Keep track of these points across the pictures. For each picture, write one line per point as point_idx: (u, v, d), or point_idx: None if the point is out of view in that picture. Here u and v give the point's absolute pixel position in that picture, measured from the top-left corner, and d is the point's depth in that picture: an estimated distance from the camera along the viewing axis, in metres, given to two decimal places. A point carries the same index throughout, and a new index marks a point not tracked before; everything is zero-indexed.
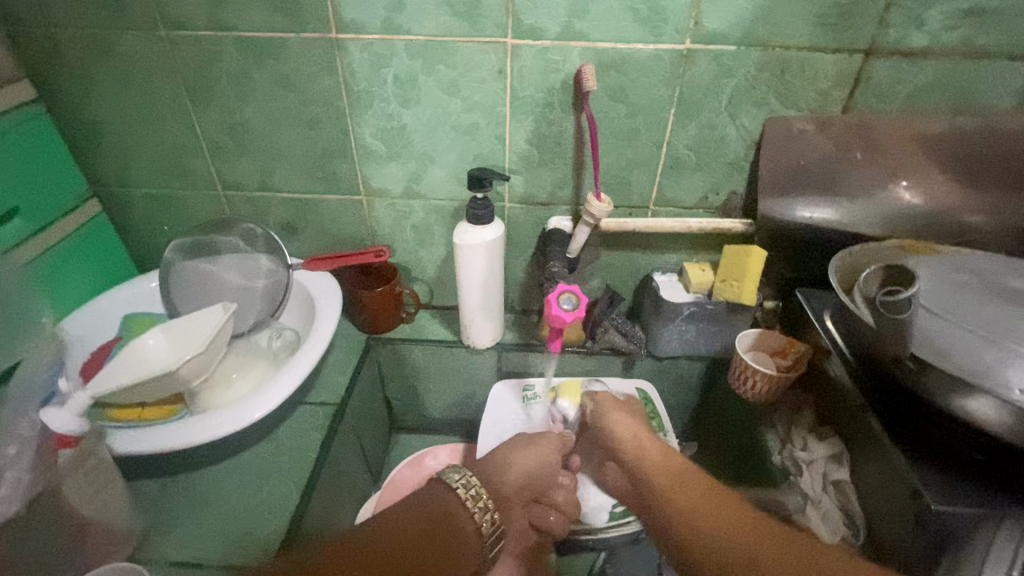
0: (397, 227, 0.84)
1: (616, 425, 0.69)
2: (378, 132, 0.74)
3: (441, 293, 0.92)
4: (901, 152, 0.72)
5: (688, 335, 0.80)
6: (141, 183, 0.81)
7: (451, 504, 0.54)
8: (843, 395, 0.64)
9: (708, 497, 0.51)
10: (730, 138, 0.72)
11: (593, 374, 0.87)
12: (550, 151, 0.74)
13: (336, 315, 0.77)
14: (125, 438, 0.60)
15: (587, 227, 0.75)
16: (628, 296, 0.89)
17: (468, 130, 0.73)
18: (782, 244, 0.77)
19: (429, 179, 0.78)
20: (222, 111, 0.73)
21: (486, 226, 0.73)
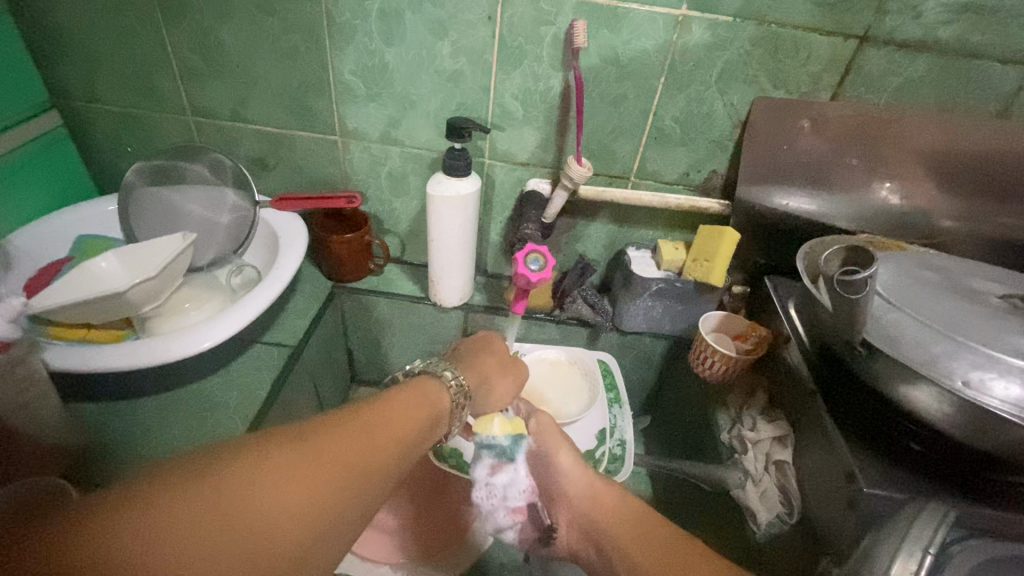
0: (372, 174, 0.81)
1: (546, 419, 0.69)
2: (359, 70, 0.71)
3: (412, 247, 0.90)
4: (883, 148, 0.71)
5: (654, 311, 0.80)
6: (105, 99, 0.77)
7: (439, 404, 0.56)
8: (795, 379, 0.65)
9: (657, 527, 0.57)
10: (718, 115, 0.71)
11: (557, 342, 0.87)
12: (535, 108, 0.72)
13: (300, 257, 0.75)
14: (64, 355, 0.58)
15: (564, 191, 0.73)
16: (601, 268, 0.88)
17: (452, 77, 0.70)
18: (756, 229, 0.77)
19: (408, 126, 0.75)
20: (195, 28, 0.70)
21: (461, 178, 0.71)
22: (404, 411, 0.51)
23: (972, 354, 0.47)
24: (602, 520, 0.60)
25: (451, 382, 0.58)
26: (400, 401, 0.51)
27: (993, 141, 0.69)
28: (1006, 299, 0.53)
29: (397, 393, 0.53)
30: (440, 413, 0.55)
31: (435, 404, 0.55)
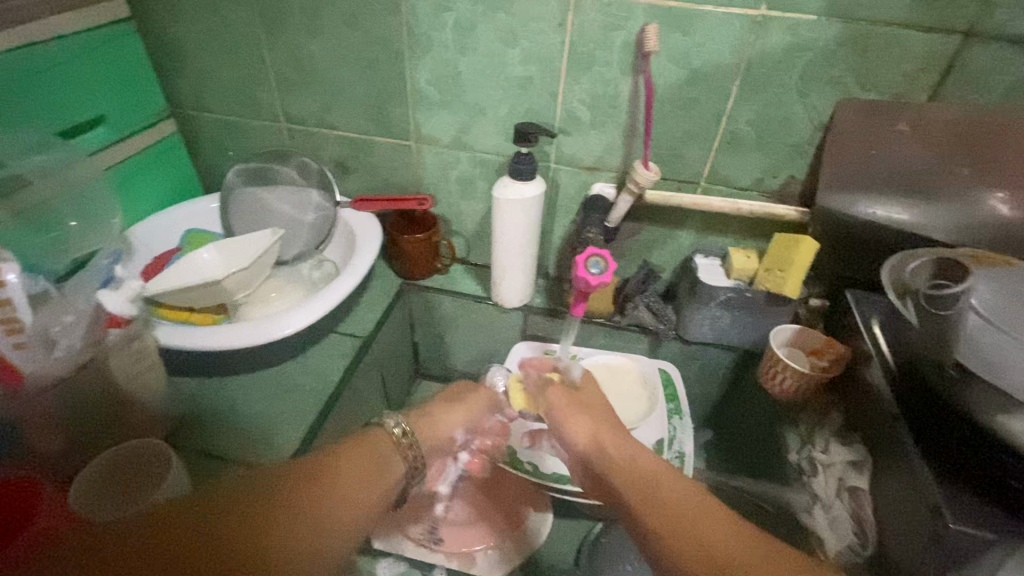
0: (442, 177, 0.85)
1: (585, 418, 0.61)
2: (433, 78, 0.75)
3: (477, 248, 0.93)
4: (994, 153, 0.64)
5: (721, 321, 0.77)
6: (213, 108, 0.86)
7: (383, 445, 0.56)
8: (873, 400, 0.60)
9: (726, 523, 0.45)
10: (797, 118, 0.68)
11: (618, 349, 0.86)
12: (603, 113, 0.72)
13: (373, 253, 0.80)
14: (171, 332, 0.65)
15: (630, 196, 0.73)
16: (666, 275, 0.86)
17: (522, 83, 0.72)
18: (839, 239, 0.71)
19: (478, 131, 0.78)
20: (290, 43, 0.76)
21: (526, 182, 0.73)
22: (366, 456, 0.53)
23: None
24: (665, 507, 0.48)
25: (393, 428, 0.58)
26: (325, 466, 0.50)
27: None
28: None
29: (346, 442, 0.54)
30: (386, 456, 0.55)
31: (381, 456, 0.55)
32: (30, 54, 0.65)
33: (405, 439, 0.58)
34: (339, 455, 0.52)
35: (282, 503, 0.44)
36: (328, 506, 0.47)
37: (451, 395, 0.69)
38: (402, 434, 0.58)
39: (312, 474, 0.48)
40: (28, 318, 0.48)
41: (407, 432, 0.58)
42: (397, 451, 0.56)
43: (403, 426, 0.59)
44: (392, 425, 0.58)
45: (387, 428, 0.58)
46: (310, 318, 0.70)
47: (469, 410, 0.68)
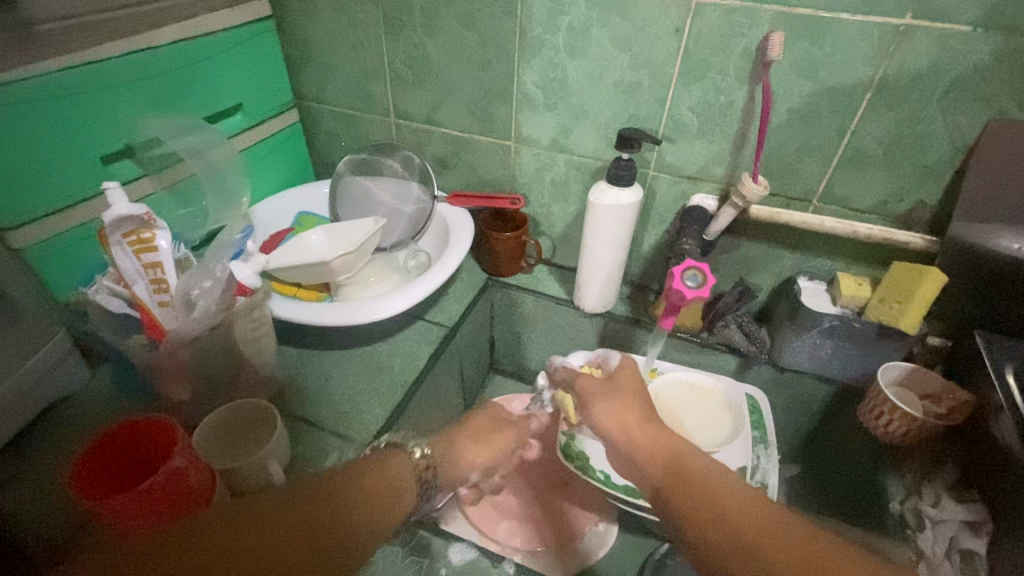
0: (537, 178, 0.86)
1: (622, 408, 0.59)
2: (540, 81, 0.76)
3: (563, 251, 0.93)
4: None
5: (821, 350, 0.72)
6: (332, 102, 0.93)
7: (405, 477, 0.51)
8: (1006, 459, 0.53)
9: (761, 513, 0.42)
10: (935, 137, 0.62)
11: (701, 367, 0.83)
12: (712, 122, 0.70)
13: (466, 247, 0.83)
14: (282, 304, 0.71)
15: (733, 209, 0.70)
16: (762, 296, 0.81)
17: (630, 88, 0.71)
18: (972, 275, 0.65)
19: (578, 134, 0.78)
20: (408, 43, 0.81)
21: (625, 188, 0.72)
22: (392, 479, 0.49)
23: None
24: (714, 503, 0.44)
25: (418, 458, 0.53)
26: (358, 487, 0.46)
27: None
28: None
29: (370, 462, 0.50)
30: (404, 488, 0.50)
31: (401, 484, 0.50)
32: (192, 46, 0.73)
33: (425, 470, 0.53)
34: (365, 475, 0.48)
35: (322, 508, 0.42)
36: (354, 529, 0.43)
37: (481, 429, 0.65)
38: (421, 462, 0.53)
39: (362, 483, 0.47)
40: (173, 282, 0.58)
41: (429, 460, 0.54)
42: (416, 478, 0.52)
43: (426, 455, 0.55)
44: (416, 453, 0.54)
45: (411, 453, 0.53)
46: (401, 306, 0.73)
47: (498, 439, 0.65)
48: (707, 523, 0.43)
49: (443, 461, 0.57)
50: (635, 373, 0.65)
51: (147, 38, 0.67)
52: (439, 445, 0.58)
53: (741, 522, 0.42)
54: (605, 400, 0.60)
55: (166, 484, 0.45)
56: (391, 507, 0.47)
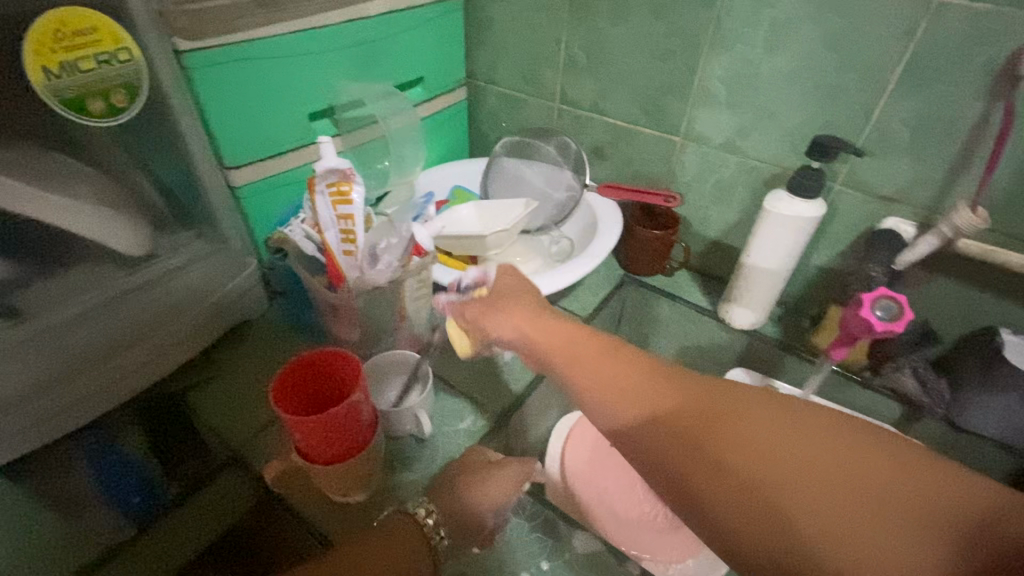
0: (699, 179, 0.82)
1: (500, 313, 0.53)
2: (726, 77, 0.72)
3: (711, 258, 0.89)
4: None
5: (1017, 417, 0.62)
6: (500, 82, 0.95)
7: (412, 532, 0.50)
8: None
9: (676, 390, 0.41)
10: None
11: (852, 406, 0.76)
12: (928, 139, 0.62)
13: (613, 239, 0.82)
14: (439, 270, 0.75)
15: (937, 238, 0.62)
16: (945, 342, 0.72)
17: (832, 92, 0.65)
18: None
19: (757, 137, 0.74)
20: (590, 29, 0.80)
21: (807, 201, 0.67)
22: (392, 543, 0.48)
23: None
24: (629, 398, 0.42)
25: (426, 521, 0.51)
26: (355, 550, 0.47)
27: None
28: None
29: (376, 529, 0.50)
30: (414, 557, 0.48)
31: (409, 550, 0.48)
32: (395, 19, 0.78)
33: (435, 530, 0.50)
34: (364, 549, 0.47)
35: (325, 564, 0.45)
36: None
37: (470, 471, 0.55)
38: (433, 526, 0.51)
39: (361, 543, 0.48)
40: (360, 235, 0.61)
41: (433, 517, 0.51)
42: (426, 546, 0.49)
43: (440, 522, 0.51)
44: (421, 513, 0.51)
45: (416, 517, 0.51)
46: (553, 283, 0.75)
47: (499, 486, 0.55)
48: (640, 416, 0.41)
49: (453, 514, 0.52)
50: (513, 278, 0.57)
51: (362, 9, 0.73)
52: (444, 504, 0.53)
53: (641, 398, 0.41)
54: (496, 313, 0.53)
55: (347, 415, 0.49)
56: None
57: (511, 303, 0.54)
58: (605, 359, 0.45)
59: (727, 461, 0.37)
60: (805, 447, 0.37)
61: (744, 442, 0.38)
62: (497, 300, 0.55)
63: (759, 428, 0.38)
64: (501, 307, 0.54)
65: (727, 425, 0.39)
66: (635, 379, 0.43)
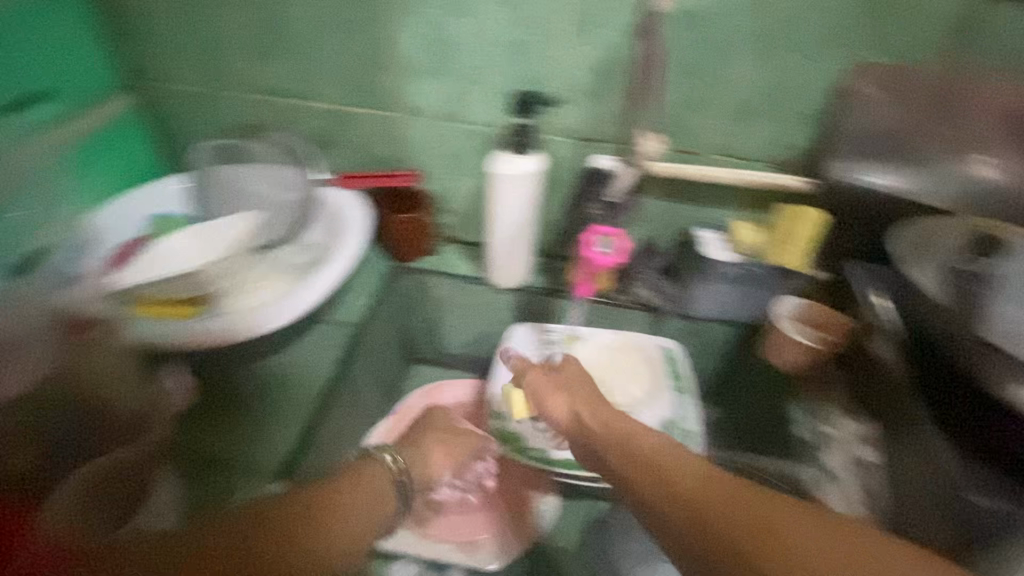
0: (431, 153, 0.80)
1: (553, 401, 0.65)
2: (421, 43, 0.70)
3: (467, 228, 0.88)
4: (982, 124, 0.65)
5: (724, 298, 0.76)
6: (175, 80, 0.79)
7: (378, 471, 0.58)
8: (884, 373, 0.61)
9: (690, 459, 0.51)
10: (810, 82, 0.66)
11: (617, 328, 0.84)
12: (605, 79, 0.69)
13: (364, 236, 0.77)
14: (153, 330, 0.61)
15: (634, 170, 0.71)
16: (665, 253, 0.84)
17: (518, 46, 0.68)
18: (844, 213, 0.71)
19: (468, 101, 0.74)
20: (266, 7, 0.71)
21: (525, 156, 0.69)
22: (362, 492, 0.54)
23: None
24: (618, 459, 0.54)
25: (389, 464, 0.58)
26: (320, 506, 0.50)
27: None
28: None
29: (333, 482, 0.53)
30: (382, 497, 0.56)
31: (378, 489, 0.56)
32: None
33: (398, 472, 0.59)
34: (340, 490, 0.53)
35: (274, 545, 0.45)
36: (313, 545, 0.47)
37: (374, 466, 0.58)
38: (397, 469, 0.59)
39: (330, 489, 0.52)
40: None
41: (399, 465, 0.59)
42: (390, 483, 0.58)
43: (396, 457, 0.60)
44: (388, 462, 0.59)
45: (382, 461, 0.58)
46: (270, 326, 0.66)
47: (455, 449, 0.68)
48: (648, 472, 0.51)
49: (413, 466, 0.62)
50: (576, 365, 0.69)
51: None
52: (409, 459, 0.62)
53: (669, 465, 0.51)
54: (557, 395, 0.65)
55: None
56: (358, 544, 0.51)
57: (567, 388, 0.65)
58: (588, 420, 0.60)
59: (704, 517, 0.46)
60: (798, 528, 0.44)
61: (749, 524, 0.44)
62: (564, 385, 0.66)
63: (748, 512, 0.45)
64: (572, 388, 0.65)
65: (716, 514, 0.45)
66: (642, 442, 0.55)
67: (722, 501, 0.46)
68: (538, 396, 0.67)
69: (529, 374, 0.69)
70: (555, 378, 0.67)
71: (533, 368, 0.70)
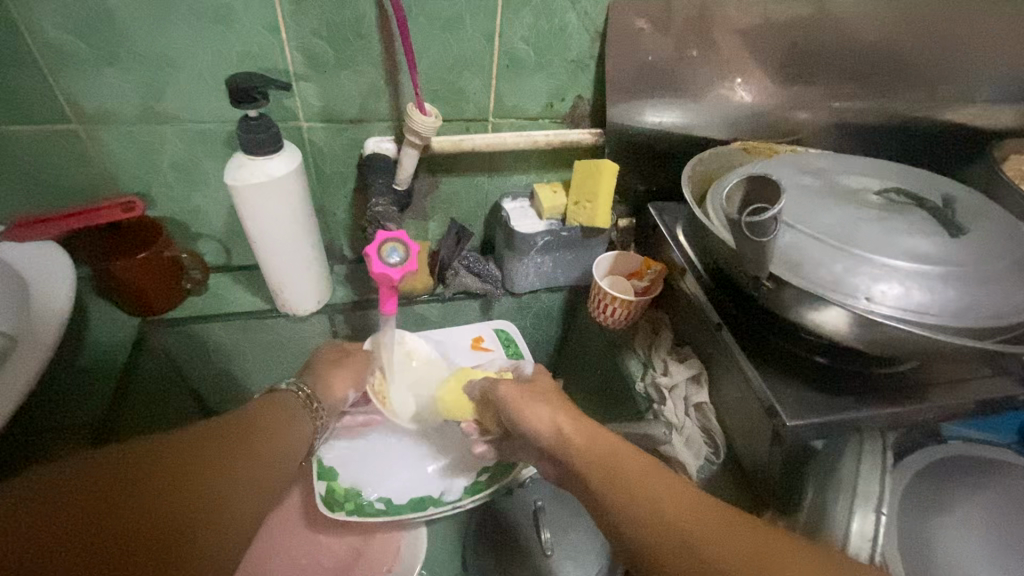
0: (149, 167, 0.61)
1: (530, 412, 0.54)
2: (71, 24, 0.51)
3: (239, 250, 0.71)
4: (735, 53, 0.67)
5: (545, 267, 0.72)
6: None
7: (292, 404, 0.55)
8: (697, 311, 0.62)
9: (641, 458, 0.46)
10: (575, 26, 0.61)
11: (447, 322, 0.76)
12: (349, 47, 0.56)
13: (66, 300, 0.56)
14: None
15: (415, 148, 0.60)
16: (479, 230, 0.77)
17: (220, 16, 0.52)
18: (637, 156, 0.71)
19: (177, 94, 0.56)
20: None
21: (271, 157, 0.55)
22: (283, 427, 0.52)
23: (869, 267, 0.46)
24: (575, 454, 0.49)
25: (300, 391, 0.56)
26: (246, 448, 0.48)
27: (861, 29, 0.68)
28: (883, 195, 0.53)
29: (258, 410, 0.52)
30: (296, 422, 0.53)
31: (295, 418, 0.53)
32: None
33: (310, 397, 0.57)
34: (264, 429, 0.50)
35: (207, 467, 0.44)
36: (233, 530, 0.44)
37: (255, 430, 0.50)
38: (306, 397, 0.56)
39: (257, 426, 0.50)
40: None
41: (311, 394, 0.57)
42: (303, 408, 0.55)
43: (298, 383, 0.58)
44: (294, 387, 0.56)
45: (293, 390, 0.56)
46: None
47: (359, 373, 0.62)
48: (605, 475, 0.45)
49: (319, 386, 0.59)
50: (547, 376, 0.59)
51: None
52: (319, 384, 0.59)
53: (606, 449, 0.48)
54: (530, 411, 0.53)
55: None
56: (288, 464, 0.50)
57: (553, 400, 0.55)
58: (571, 429, 0.51)
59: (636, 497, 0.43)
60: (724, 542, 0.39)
61: (670, 513, 0.41)
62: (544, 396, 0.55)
63: (672, 499, 0.42)
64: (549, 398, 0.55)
65: (644, 493, 0.43)
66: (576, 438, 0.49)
67: (680, 507, 0.42)
68: (510, 411, 0.55)
69: (502, 390, 0.57)
70: (525, 390, 0.56)
71: (505, 381, 0.58)
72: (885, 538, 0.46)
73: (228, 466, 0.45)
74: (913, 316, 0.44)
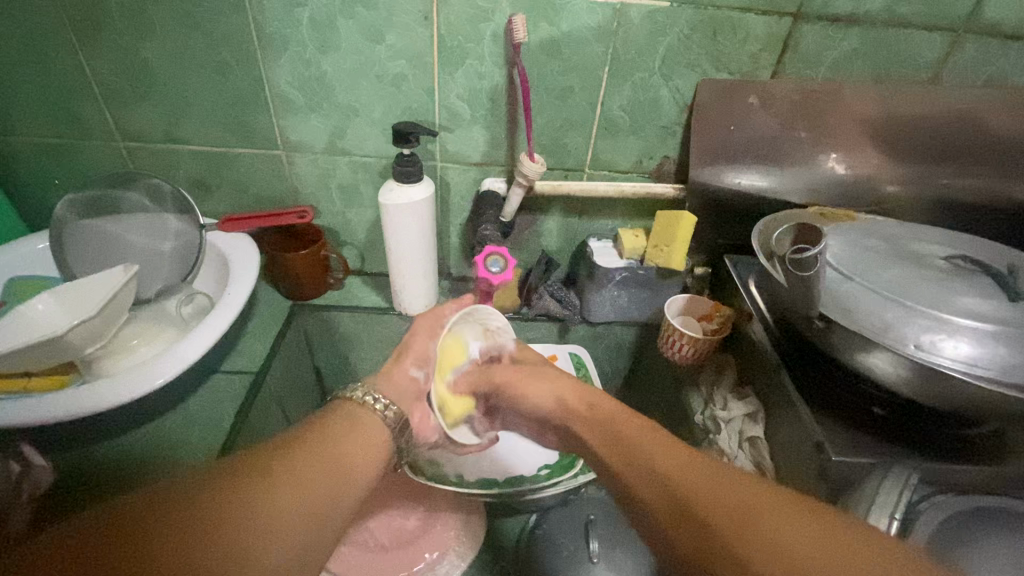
0: (322, 186, 0.80)
1: (534, 387, 0.65)
2: (295, 82, 0.71)
3: (372, 258, 0.88)
4: (824, 127, 0.74)
5: (620, 301, 0.81)
6: (27, 133, 0.76)
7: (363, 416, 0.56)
8: (759, 354, 0.66)
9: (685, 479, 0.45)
10: (668, 98, 0.73)
11: (528, 339, 0.87)
12: (483, 107, 0.72)
13: (252, 279, 0.74)
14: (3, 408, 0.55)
15: (520, 188, 0.74)
16: (565, 263, 0.88)
17: (394, 80, 0.71)
18: (717, 212, 0.78)
19: (353, 134, 0.75)
20: (119, 51, 0.69)
21: (413, 185, 0.70)
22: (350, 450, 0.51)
23: (921, 318, 0.50)
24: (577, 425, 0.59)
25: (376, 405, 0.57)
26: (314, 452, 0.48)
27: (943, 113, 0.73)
28: (950, 261, 0.56)
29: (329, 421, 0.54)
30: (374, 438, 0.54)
31: (373, 431, 0.55)
32: None
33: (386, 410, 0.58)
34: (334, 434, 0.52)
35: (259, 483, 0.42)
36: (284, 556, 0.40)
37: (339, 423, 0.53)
38: (385, 410, 0.57)
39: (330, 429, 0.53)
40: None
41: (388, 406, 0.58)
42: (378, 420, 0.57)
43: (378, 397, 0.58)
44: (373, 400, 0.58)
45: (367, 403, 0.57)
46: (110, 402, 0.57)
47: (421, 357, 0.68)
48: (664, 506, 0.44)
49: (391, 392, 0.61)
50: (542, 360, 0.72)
51: None
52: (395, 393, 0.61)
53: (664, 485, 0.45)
54: (529, 381, 0.66)
55: None
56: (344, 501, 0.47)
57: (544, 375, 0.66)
58: (567, 397, 0.63)
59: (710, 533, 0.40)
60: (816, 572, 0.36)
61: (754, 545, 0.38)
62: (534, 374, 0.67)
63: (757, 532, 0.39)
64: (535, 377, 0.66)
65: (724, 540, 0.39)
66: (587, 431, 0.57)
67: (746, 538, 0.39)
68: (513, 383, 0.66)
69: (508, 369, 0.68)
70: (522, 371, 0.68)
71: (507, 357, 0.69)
72: (907, 528, 0.50)
73: (302, 483, 0.44)
74: (973, 370, 0.47)
